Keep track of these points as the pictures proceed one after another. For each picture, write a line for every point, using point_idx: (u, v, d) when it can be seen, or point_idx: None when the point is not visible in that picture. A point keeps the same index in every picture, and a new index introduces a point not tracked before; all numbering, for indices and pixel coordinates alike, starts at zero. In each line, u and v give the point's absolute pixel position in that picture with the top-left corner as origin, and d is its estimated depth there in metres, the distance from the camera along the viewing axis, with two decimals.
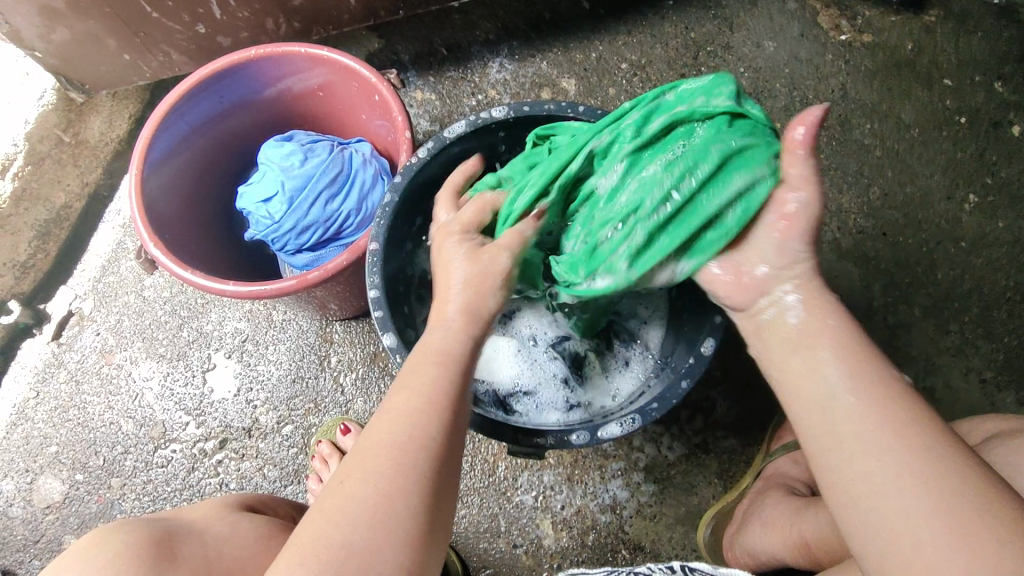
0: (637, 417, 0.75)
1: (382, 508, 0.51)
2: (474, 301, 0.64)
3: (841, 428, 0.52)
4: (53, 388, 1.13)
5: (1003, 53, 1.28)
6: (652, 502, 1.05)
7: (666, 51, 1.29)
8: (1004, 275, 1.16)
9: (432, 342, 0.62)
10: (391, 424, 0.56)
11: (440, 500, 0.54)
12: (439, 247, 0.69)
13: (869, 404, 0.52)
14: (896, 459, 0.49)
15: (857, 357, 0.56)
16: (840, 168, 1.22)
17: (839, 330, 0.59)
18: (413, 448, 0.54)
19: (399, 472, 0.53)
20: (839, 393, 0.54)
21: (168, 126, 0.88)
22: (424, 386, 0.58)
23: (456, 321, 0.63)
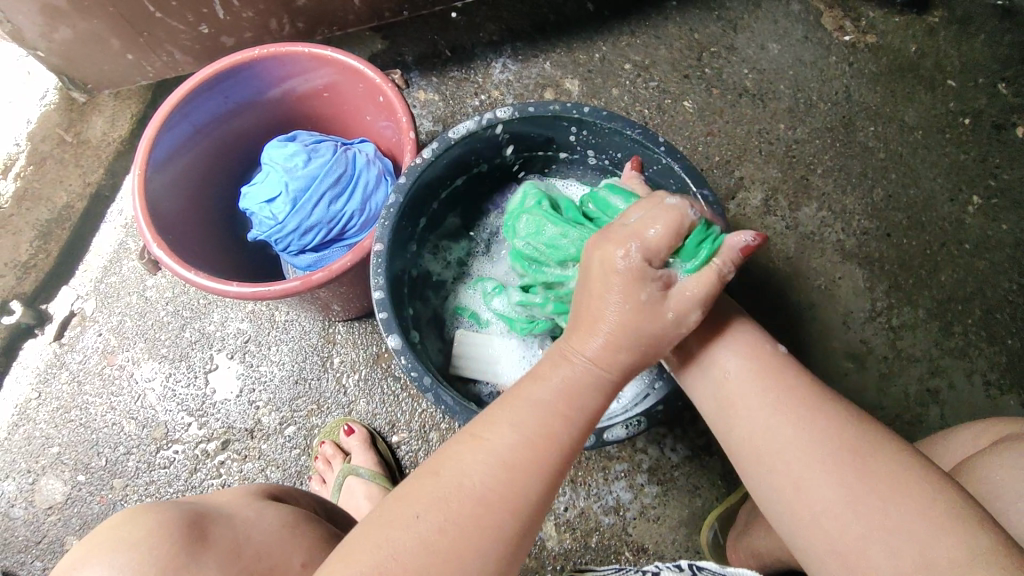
0: (643, 420, 0.76)
1: (451, 558, 0.50)
2: (615, 351, 0.58)
3: (761, 439, 0.59)
4: (55, 389, 1.13)
5: (1006, 55, 1.28)
6: (655, 504, 1.05)
7: (670, 52, 1.28)
8: (1008, 277, 1.16)
9: (547, 377, 0.58)
10: (487, 463, 0.53)
11: (512, 556, 0.53)
12: (601, 266, 0.59)
13: (779, 404, 0.60)
14: (812, 453, 0.56)
15: (766, 361, 0.63)
16: (844, 169, 1.22)
17: (751, 346, 0.65)
18: (502, 500, 0.52)
19: (482, 521, 0.51)
20: (754, 406, 0.61)
21: (171, 126, 0.88)
22: (535, 432, 0.55)
23: (590, 364, 0.58)
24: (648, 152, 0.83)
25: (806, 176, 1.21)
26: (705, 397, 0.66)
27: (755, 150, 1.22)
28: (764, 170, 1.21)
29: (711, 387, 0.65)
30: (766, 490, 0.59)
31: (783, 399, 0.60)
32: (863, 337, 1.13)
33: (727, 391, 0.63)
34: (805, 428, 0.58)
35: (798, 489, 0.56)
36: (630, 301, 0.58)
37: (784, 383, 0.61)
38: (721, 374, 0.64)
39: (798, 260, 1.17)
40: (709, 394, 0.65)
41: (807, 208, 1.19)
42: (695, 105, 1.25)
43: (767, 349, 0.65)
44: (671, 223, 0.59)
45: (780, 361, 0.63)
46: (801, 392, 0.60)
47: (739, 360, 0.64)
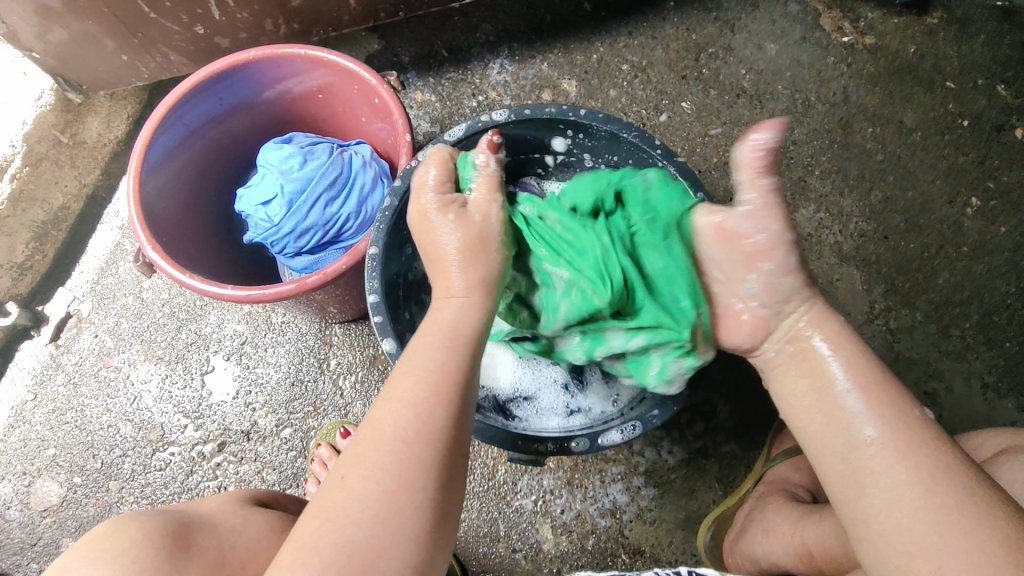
0: (638, 425, 0.76)
1: (385, 501, 0.51)
2: (473, 268, 0.65)
3: (868, 466, 0.56)
4: (52, 390, 1.13)
5: (1004, 57, 1.27)
6: (652, 507, 1.05)
7: (667, 53, 1.28)
8: (1006, 281, 1.16)
9: (432, 326, 0.62)
10: (396, 412, 0.55)
11: (445, 492, 0.54)
12: (422, 224, 0.67)
13: (896, 438, 0.56)
14: (925, 489, 0.52)
15: (883, 394, 0.59)
16: (841, 171, 1.21)
17: (870, 380, 0.60)
18: (418, 438, 0.54)
19: (402, 462, 0.52)
20: (864, 435, 0.57)
21: (166, 127, 0.88)
22: (431, 369, 0.58)
23: (462, 294, 0.64)
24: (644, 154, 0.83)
25: (803, 177, 1.21)
26: (806, 419, 0.63)
27: None
28: None
29: (813, 403, 0.63)
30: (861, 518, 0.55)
31: (901, 433, 0.56)
32: (860, 339, 1.13)
33: (834, 411, 0.60)
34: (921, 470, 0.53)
35: (899, 520, 0.52)
36: (448, 229, 0.66)
37: (900, 416, 0.57)
38: (828, 387, 0.62)
39: None
40: (805, 404, 0.63)
41: (804, 209, 1.19)
42: (692, 106, 1.25)
43: (879, 374, 0.61)
44: (447, 163, 0.72)
45: (896, 391, 0.59)
46: (922, 430, 0.56)
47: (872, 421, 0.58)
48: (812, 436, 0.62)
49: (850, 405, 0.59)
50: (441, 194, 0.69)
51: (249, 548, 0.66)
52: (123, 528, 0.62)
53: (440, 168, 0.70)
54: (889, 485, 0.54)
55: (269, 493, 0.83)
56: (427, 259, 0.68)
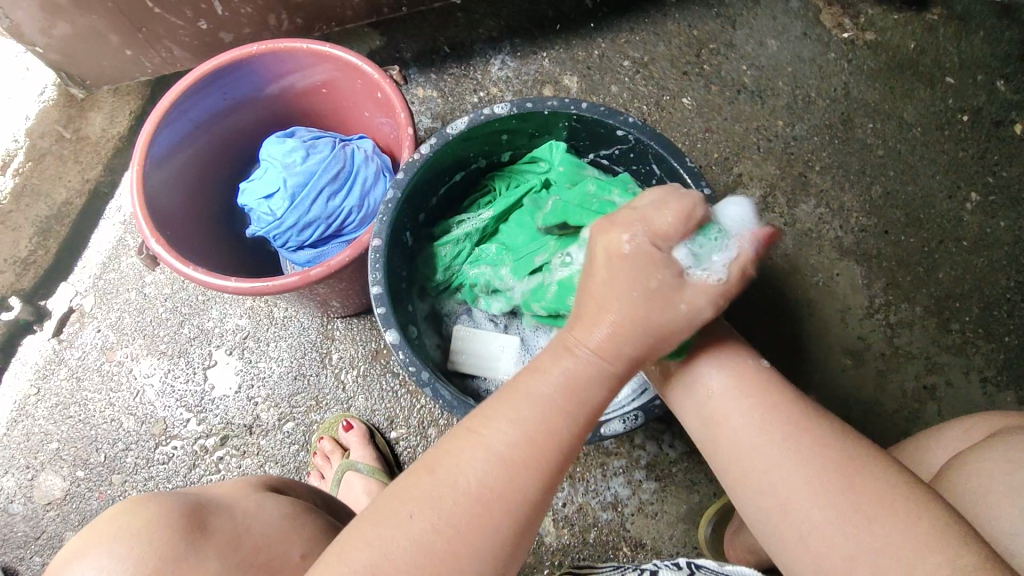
0: (640, 415, 0.75)
1: (447, 563, 0.49)
2: (625, 339, 0.55)
3: (718, 416, 0.60)
4: (54, 384, 1.13)
5: (1005, 53, 1.28)
6: (653, 500, 1.05)
7: (668, 49, 1.29)
8: (1005, 275, 1.17)
9: (551, 371, 0.55)
10: (485, 467, 0.51)
11: (512, 557, 0.52)
12: (605, 250, 0.56)
13: (740, 387, 0.60)
14: (769, 432, 0.56)
15: (728, 348, 0.63)
16: (841, 166, 1.22)
17: (717, 335, 0.64)
18: (501, 503, 0.51)
19: (475, 524, 0.50)
20: (716, 388, 0.61)
21: (169, 122, 0.88)
22: (537, 430, 0.53)
23: (595, 355, 0.55)
24: (644, 145, 0.83)
25: (804, 173, 1.21)
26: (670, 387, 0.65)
27: (753, 148, 1.23)
28: (762, 167, 1.21)
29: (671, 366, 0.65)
30: (725, 471, 0.59)
31: (740, 381, 0.60)
32: (860, 333, 1.13)
33: (687, 372, 0.63)
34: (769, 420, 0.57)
35: (752, 468, 0.56)
36: (640, 291, 0.54)
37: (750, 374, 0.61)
38: (687, 352, 0.64)
39: (796, 256, 1.17)
40: (667, 367, 0.66)
41: (805, 205, 1.19)
42: (693, 102, 1.25)
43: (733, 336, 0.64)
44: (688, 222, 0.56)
45: (740, 344, 0.64)
46: (759, 374, 0.61)
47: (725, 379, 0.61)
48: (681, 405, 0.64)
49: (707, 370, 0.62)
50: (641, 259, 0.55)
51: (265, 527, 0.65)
52: (138, 509, 0.62)
53: (660, 201, 0.58)
54: (758, 452, 0.56)
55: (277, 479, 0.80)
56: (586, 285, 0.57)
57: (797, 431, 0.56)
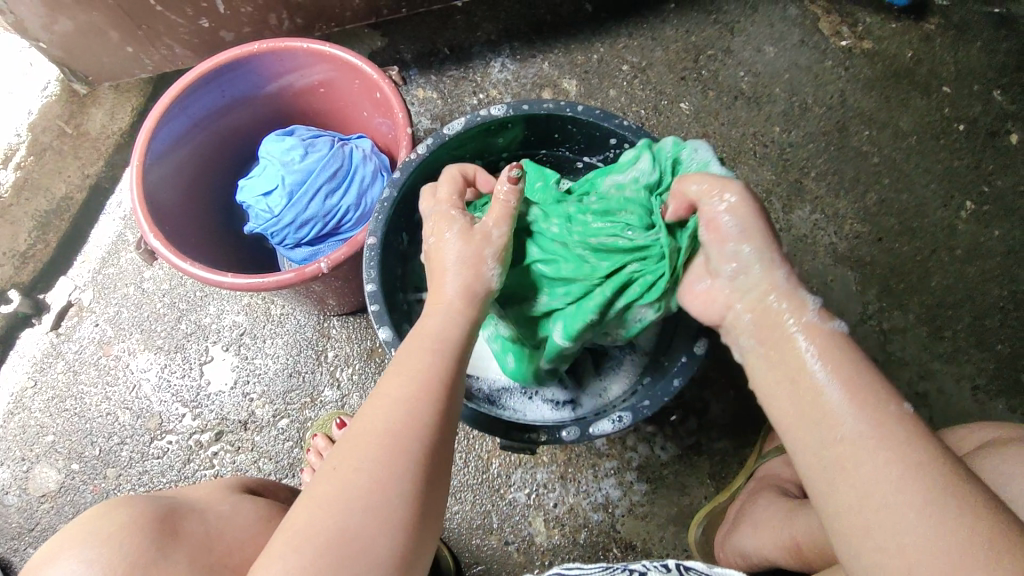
0: (628, 414, 0.76)
1: (375, 492, 0.52)
2: (471, 285, 0.66)
3: (840, 460, 0.51)
4: (52, 377, 1.14)
5: (1000, 63, 1.29)
6: (644, 501, 1.06)
7: (666, 55, 1.30)
8: (998, 283, 1.17)
9: (424, 330, 0.64)
10: (386, 408, 0.57)
11: (430, 481, 0.55)
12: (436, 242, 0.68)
13: (878, 434, 0.50)
14: (906, 492, 0.47)
15: (868, 388, 0.53)
16: (836, 173, 1.23)
17: (854, 372, 0.54)
18: (406, 430, 0.56)
19: (391, 452, 0.54)
20: (841, 423, 0.52)
21: (169, 118, 0.89)
22: (419, 369, 0.60)
23: (452, 307, 0.65)
24: None
25: (799, 179, 1.22)
26: (780, 408, 0.57)
27: (749, 153, 1.24)
28: (758, 173, 1.22)
29: (787, 387, 0.57)
30: (835, 511, 0.50)
31: (879, 427, 0.50)
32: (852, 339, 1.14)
33: (814, 408, 0.54)
34: (900, 459, 0.48)
35: (878, 522, 0.47)
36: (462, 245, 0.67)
37: (881, 409, 0.52)
38: (801, 372, 0.56)
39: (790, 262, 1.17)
40: (783, 394, 0.57)
41: (800, 211, 1.20)
42: (691, 107, 1.26)
43: (873, 375, 0.54)
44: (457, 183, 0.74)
45: (881, 383, 0.54)
46: (903, 422, 0.51)
47: (854, 413, 0.52)
48: (785, 425, 0.56)
49: (826, 391, 0.54)
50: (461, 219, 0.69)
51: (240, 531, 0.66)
52: (109, 514, 0.62)
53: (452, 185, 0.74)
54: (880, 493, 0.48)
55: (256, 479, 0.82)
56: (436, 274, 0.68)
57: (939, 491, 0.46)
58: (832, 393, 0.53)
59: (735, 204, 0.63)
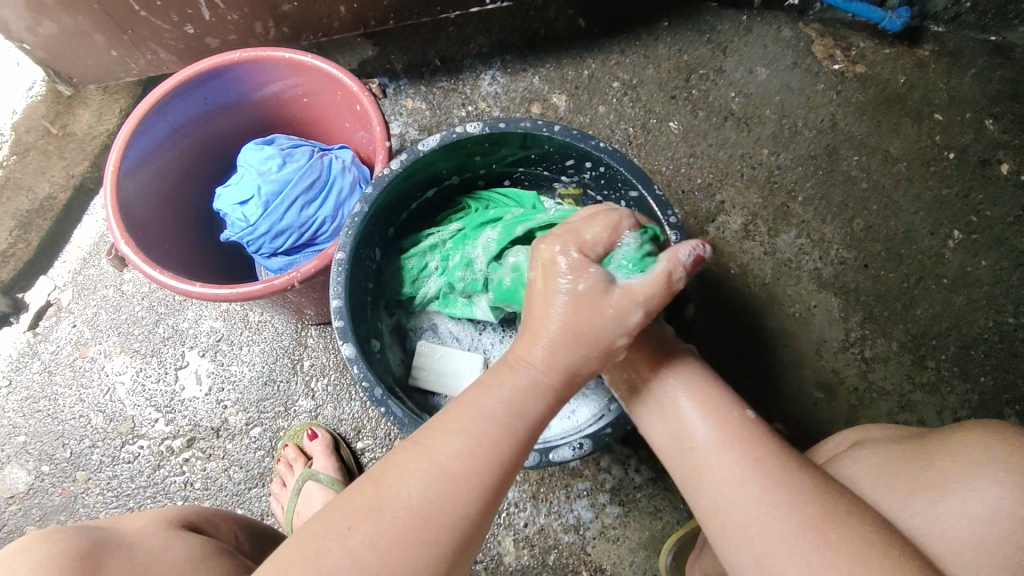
0: (587, 442, 0.76)
1: (381, 575, 0.50)
2: (564, 350, 0.59)
3: (699, 468, 0.60)
4: (26, 378, 1.13)
5: (995, 92, 1.28)
6: (616, 524, 1.05)
7: (658, 73, 1.29)
8: (984, 315, 1.16)
9: (496, 388, 0.58)
10: (424, 481, 0.53)
11: (446, 572, 0.52)
12: (545, 272, 0.62)
13: (722, 438, 0.60)
14: (749, 486, 0.57)
15: (714, 399, 0.63)
16: (824, 198, 1.22)
17: (706, 390, 0.64)
18: (439, 517, 0.52)
19: (414, 536, 0.51)
20: (696, 433, 0.61)
21: (148, 125, 0.89)
22: (475, 442, 0.55)
23: (538, 368, 0.59)
24: (617, 171, 0.83)
25: (787, 202, 1.21)
26: (651, 427, 0.65)
27: (736, 174, 1.23)
28: (744, 195, 1.21)
29: (658, 415, 0.64)
30: (703, 513, 0.60)
31: (724, 431, 0.60)
32: (834, 367, 1.13)
33: (676, 424, 0.63)
34: (743, 457, 0.59)
35: (731, 516, 0.57)
36: (570, 297, 0.60)
37: (726, 416, 0.62)
38: (669, 402, 0.64)
39: (773, 286, 1.16)
40: (652, 417, 0.65)
41: (786, 235, 1.19)
42: (680, 126, 1.26)
43: (718, 388, 0.64)
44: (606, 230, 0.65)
45: (726, 394, 0.64)
46: (742, 423, 0.61)
47: (704, 422, 0.62)
48: (656, 441, 0.65)
49: (681, 404, 0.63)
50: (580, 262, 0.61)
51: (171, 562, 0.67)
52: (34, 547, 0.63)
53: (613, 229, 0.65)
54: (729, 488, 0.58)
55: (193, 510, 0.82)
56: (532, 310, 0.62)
57: (780, 483, 0.56)
58: (687, 407, 0.63)
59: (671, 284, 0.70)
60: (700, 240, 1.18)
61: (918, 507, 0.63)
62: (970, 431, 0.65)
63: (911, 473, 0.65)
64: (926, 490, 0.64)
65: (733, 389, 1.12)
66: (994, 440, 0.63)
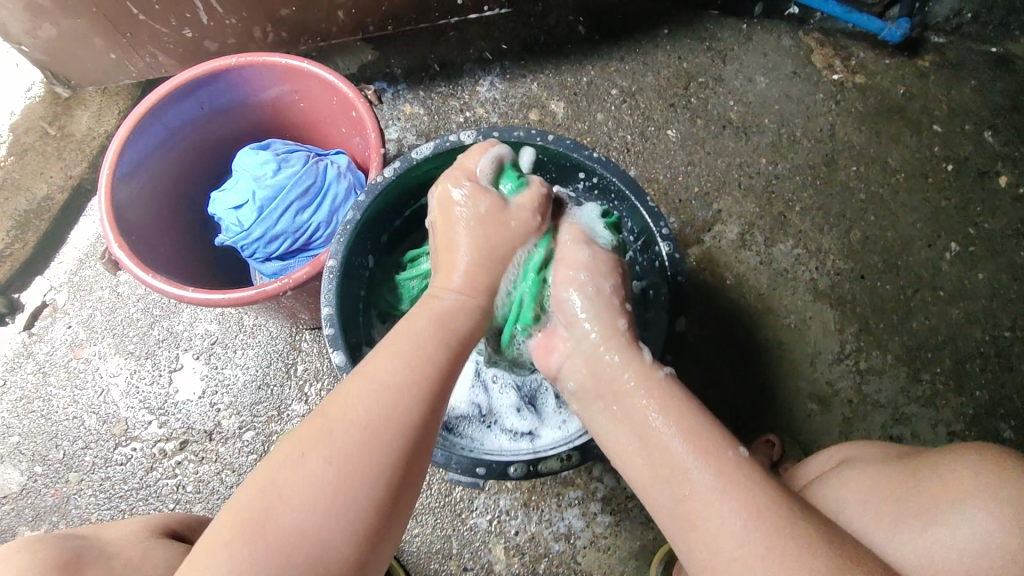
0: (575, 454, 0.76)
1: (340, 490, 0.53)
2: (480, 271, 0.69)
3: (694, 515, 0.58)
4: (21, 378, 1.13)
5: (995, 103, 1.27)
6: (607, 534, 1.04)
7: (657, 80, 1.29)
8: (981, 328, 1.15)
9: (421, 313, 0.66)
10: (367, 397, 0.57)
11: (401, 482, 0.56)
12: (442, 203, 0.72)
13: (719, 483, 0.58)
14: (751, 542, 0.55)
15: (706, 439, 0.61)
16: (822, 208, 1.21)
17: (697, 429, 0.62)
18: (385, 427, 0.56)
19: (365, 450, 0.55)
20: (692, 477, 0.59)
21: (144, 129, 0.89)
22: (411, 358, 0.61)
23: (457, 291, 0.68)
24: (610, 181, 0.83)
25: (784, 212, 1.21)
26: (635, 467, 0.63)
27: (734, 184, 1.22)
28: (741, 205, 1.21)
29: (637, 446, 0.63)
30: (692, 560, 0.58)
31: (722, 477, 0.58)
32: (829, 379, 1.12)
33: (666, 464, 0.61)
34: (741, 506, 0.57)
35: (728, 568, 0.55)
36: (474, 217, 0.70)
37: (721, 459, 0.60)
38: (646, 430, 0.63)
39: (769, 296, 1.16)
40: (633, 455, 0.64)
41: (782, 244, 1.19)
42: (678, 134, 1.25)
43: (710, 425, 0.63)
44: (496, 159, 0.74)
45: (717, 432, 0.62)
46: (739, 468, 0.59)
47: (702, 467, 0.59)
48: (640, 480, 0.63)
49: (674, 447, 0.61)
50: (475, 189, 0.71)
51: (154, 566, 0.67)
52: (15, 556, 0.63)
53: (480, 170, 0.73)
54: (729, 540, 0.56)
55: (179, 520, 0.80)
56: (436, 241, 0.72)
57: (783, 536, 0.55)
58: (679, 448, 0.61)
59: (596, 257, 0.73)
60: (697, 249, 1.18)
61: (910, 534, 0.64)
62: (959, 457, 0.67)
63: (901, 498, 0.67)
64: (916, 517, 0.65)
65: (727, 398, 1.11)
66: (982, 467, 0.65)
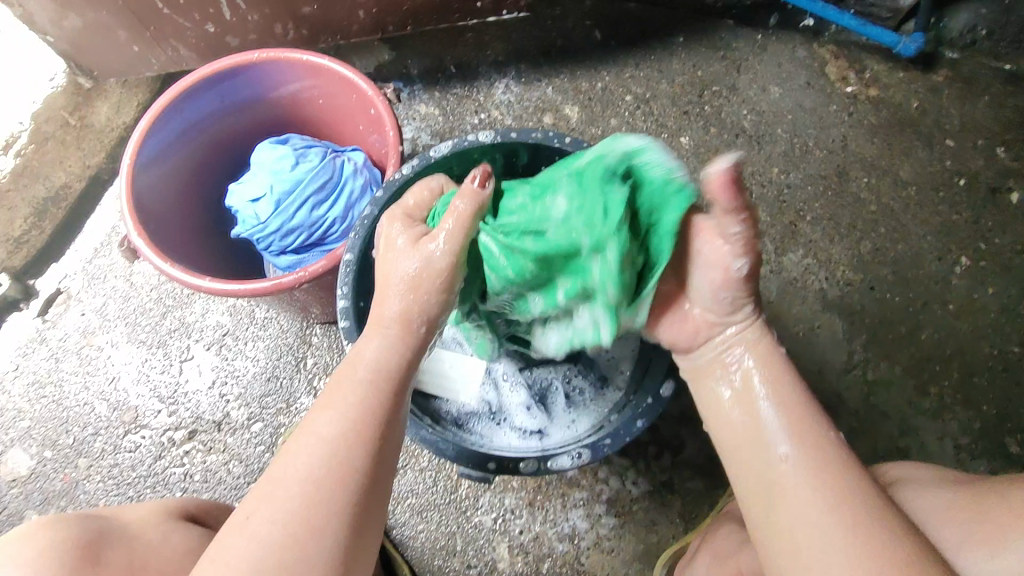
0: (587, 451, 0.75)
1: (289, 545, 0.53)
2: (414, 303, 0.65)
3: (780, 486, 0.60)
4: (35, 363, 1.15)
5: (1007, 119, 1.28)
6: (611, 536, 1.05)
7: (670, 88, 1.30)
8: (989, 342, 1.16)
9: (361, 360, 0.63)
10: (310, 451, 0.57)
11: (358, 527, 0.56)
12: (384, 242, 0.70)
13: (810, 463, 0.60)
14: (827, 512, 0.56)
15: (807, 426, 0.62)
16: (833, 219, 1.22)
17: (797, 411, 0.63)
18: (330, 477, 0.56)
19: (310, 503, 0.55)
20: (782, 453, 0.61)
21: (165, 121, 0.90)
22: (351, 405, 0.60)
23: (393, 325, 0.65)
24: None
25: (794, 222, 1.21)
26: (733, 440, 0.66)
27: (745, 192, 1.23)
28: (752, 213, 1.22)
29: (738, 420, 0.66)
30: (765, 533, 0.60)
31: (815, 458, 0.60)
32: (836, 388, 1.13)
33: (758, 439, 0.63)
34: (827, 485, 0.58)
35: (802, 537, 0.56)
36: (406, 272, 0.66)
37: (818, 443, 0.61)
38: (751, 407, 0.65)
39: (779, 304, 1.16)
40: (731, 427, 0.66)
41: (792, 254, 1.19)
42: (691, 141, 1.26)
43: (812, 413, 0.64)
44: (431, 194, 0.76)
45: (821, 423, 0.63)
46: (834, 455, 0.60)
47: (792, 446, 0.61)
48: (737, 455, 0.65)
49: (769, 425, 0.63)
50: (410, 231, 0.69)
51: (175, 551, 0.69)
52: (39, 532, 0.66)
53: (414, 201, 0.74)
54: (807, 511, 0.57)
55: (199, 504, 0.83)
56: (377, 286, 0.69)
57: (858, 510, 0.55)
58: (776, 427, 0.63)
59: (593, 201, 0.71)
60: None
61: (972, 558, 0.62)
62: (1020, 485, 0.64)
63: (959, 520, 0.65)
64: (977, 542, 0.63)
65: None
66: None
